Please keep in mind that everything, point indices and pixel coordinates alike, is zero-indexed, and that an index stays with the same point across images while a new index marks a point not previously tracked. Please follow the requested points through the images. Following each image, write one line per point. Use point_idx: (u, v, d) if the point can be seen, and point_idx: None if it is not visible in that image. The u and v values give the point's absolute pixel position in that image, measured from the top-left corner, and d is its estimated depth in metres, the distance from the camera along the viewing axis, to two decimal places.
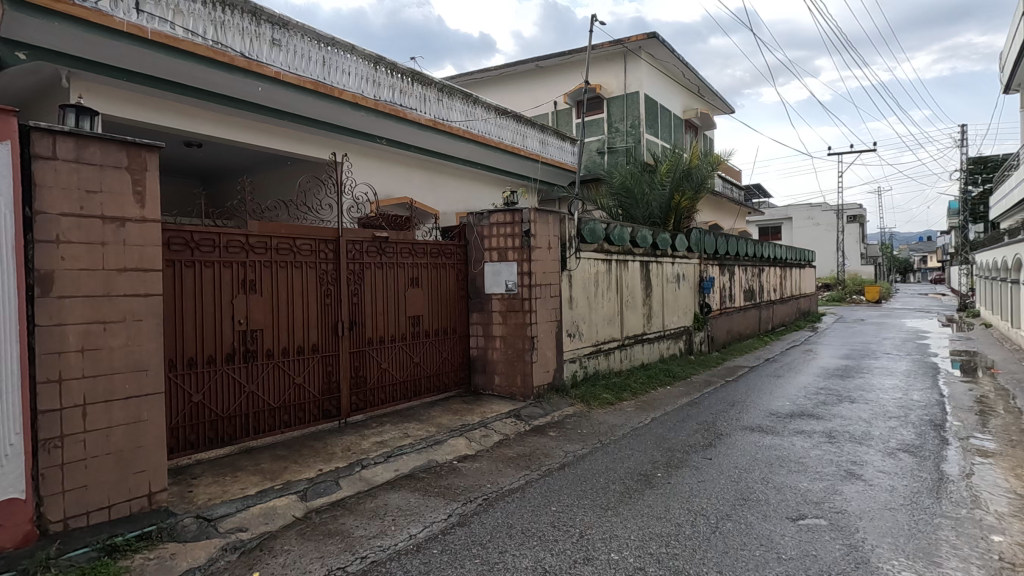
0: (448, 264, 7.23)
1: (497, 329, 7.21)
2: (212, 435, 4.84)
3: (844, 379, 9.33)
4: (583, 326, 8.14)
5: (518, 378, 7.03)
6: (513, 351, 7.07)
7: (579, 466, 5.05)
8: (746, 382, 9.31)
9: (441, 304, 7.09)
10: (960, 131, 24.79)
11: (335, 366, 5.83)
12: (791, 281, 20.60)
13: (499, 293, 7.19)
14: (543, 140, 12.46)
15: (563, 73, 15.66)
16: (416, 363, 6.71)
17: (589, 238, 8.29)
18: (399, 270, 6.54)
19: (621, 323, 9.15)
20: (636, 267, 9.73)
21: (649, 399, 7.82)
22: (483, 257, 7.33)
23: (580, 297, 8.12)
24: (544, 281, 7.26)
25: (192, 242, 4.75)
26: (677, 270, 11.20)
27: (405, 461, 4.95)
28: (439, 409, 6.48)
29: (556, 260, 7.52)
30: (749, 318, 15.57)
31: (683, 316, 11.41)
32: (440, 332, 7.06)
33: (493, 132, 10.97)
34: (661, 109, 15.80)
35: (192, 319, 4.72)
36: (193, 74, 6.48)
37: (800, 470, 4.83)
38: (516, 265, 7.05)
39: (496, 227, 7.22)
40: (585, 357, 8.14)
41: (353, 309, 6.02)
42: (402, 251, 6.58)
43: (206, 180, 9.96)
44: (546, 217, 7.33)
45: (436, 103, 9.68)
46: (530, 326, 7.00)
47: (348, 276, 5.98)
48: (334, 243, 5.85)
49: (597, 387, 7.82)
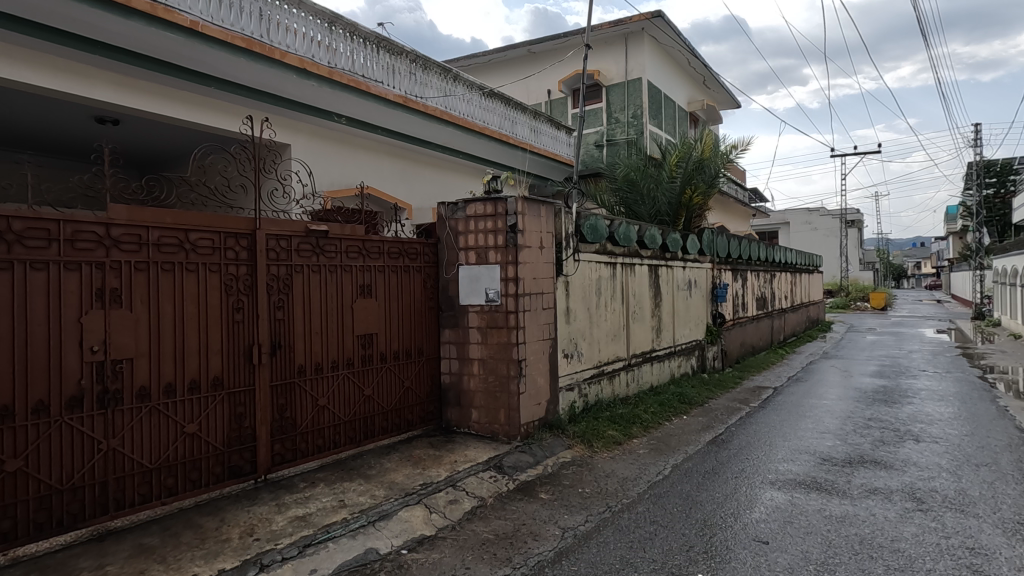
0: (413, 268, 5.69)
1: (474, 350, 5.69)
2: (41, 519, 3.29)
3: (890, 405, 7.87)
4: (583, 344, 6.65)
5: (501, 414, 5.54)
6: (495, 379, 5.59)
7: (583, 557, 3.51)
8: (775, 407, 7.84)
9: (404, 317, 5.56)
10: (974, 130, 23.54)
11: (250, 406, 4.29)
12: (801, 288, 19.26)
13: (477, 305, 5.67)
14: (534, 128, 10.99)
15: (557, 58, 14.23)
16: (369, 397, 5.18)
17: (591, 236, 6.81)
18: (344, 274, 5.00)
19: (627, 339, 7.67)
20: (644, 271, 8.26)
21: (664, 435, 6.32)
22: (457, 259, 5.81)
23: (580, 309, 6.63)
24: (535, 289, 5.75)
25: (10, 233, 3.20)
26: (688, 274, 9.74)
27: (329, 555, 3.40)
28: (395, 459, 4.92)
29: (550, 263, 6.02)
30: (762, 328, 14.12)
31: (695, 328, 9.94)
32: (402, 356, 5.52)
33: (476, 114, 9.48)
34: (666, 99, 14.43)
35: (8, 348, 3.19)
36: (76, 18, 4.94)
37: (905, 569, 3.31)
38: (499, 269, 5.56)
39: (474, 220, 5.71)
40: (586, 381, 6.64)
41: (276, 328, 4.48)
42: (351, 251, 5.06)
43: (84, 157, 8.30)
44: (538, 209, 5.84)
45: (408, 77, 8.19)
46: (517, 347, 5.49)
47: (270, 283, 4.45)
48: (248, 237, 4.32)
49: (600, 420, 6.30)
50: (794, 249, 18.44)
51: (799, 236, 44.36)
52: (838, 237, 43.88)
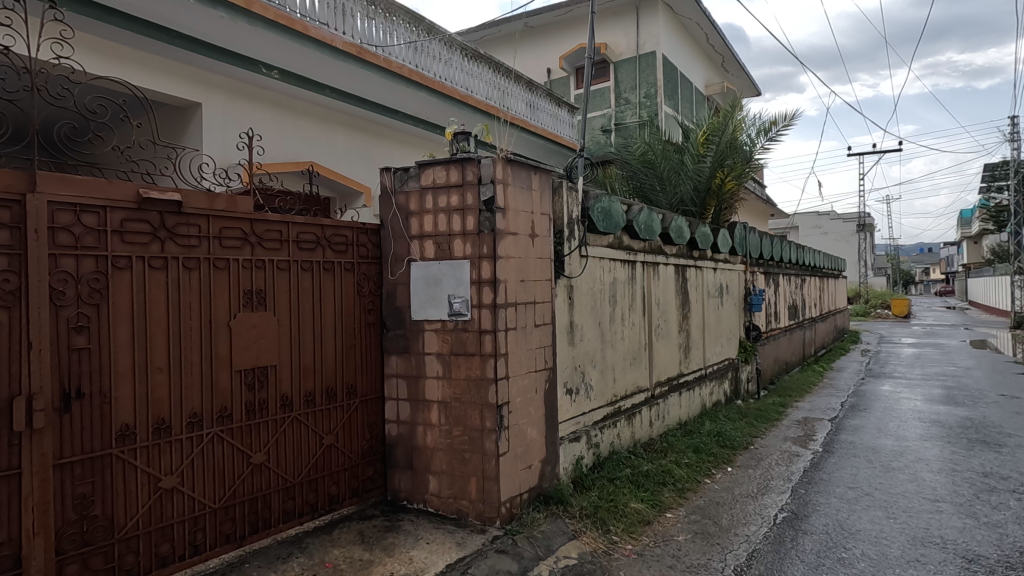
0: (340, 266, 3.79)
1: (433, 389, 3.83)
2: None
3: (998, 449, 5.95)
4: (592, 373, 4.79)
5: (471, 485, 3.70)
6: (462, 433, 3.73)
7: None
8: (844, 451, 5.94)
9: (324, 339, 3.69)
10: (1010, 125, 21.63)
11: (8, 507, 2.42)
12: (828, 295, 17.37)
13: (437, 321, 3.81)
14: (530, 103, 9.18)
15: (559, 33, 12.46)
16: (262, 467, 3.31)
17: (603, 224, 4.95)
18: (213, 274, 3.12)
19: (649, 363, 5.81)
20: (669, 273, 6.41)
21: (708, 505, 4.43)
22: (407, 252, 3.93)
23: (588, 324, 4.77)
24: (524, 296, 3.90)
25: None
26: (719, 278, 7.91)
27: None
28: (293, 571, 3.03)
29: (546, 259, 4.17)
30: (794, 341, 12.19)
31: (726, 344, 8.10)
32: (320, 398, 3.64)
33: (456, 79, 7.64)
34: (682, 79, 12.59)
35: None
36: None
37: None
38: (468, 267, 3.70)
39: (433, 194, 3.85)
40: (596, 424, 4.76)
41: (73, 364, 2.61)
42: (229, 234, 3.19)
43: None
44: (528, 179, 3.98)
45: (365, 24, 6.37)
46: (494, 385, 3.63)
47: (58, 285, 2.56)
48: (12, 207, 2.46)
49: (618, 484, 4.41)
50: (822, 253, 16.60)
51: (810, 241, 42.46)
52: (852, 241, 42.01)
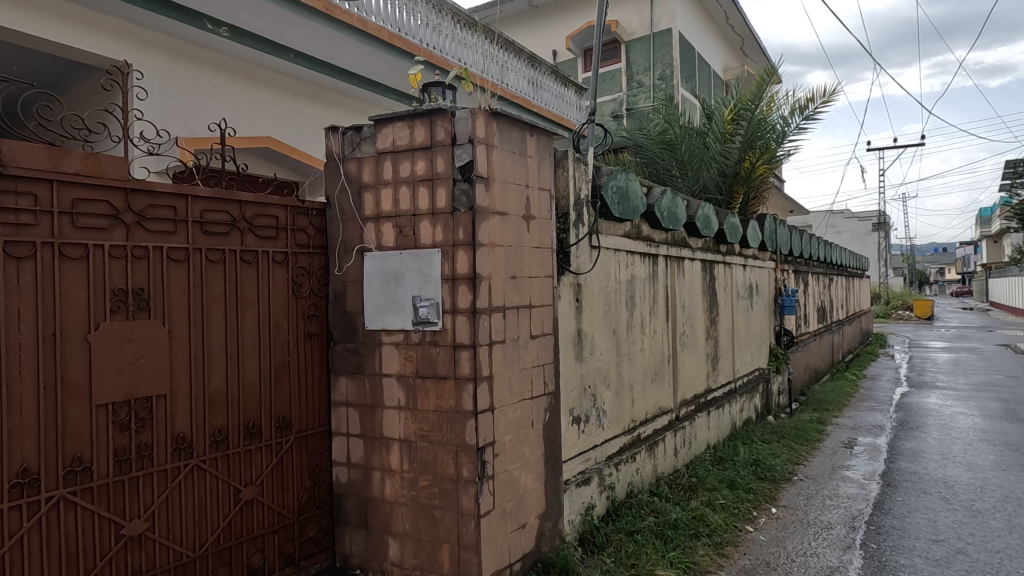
0: (267, 256, 2.82)
1: (393, 423, 2.86)
2: None
3: None
4: (605, 396, 3.80)
5: (442, 554, 2.73)
6: (430, 481, 2.76)
7: None
8: (910, 484, 4.91)
9: (244, 356, 2.72)
10: None
11: None
12: (855, 297, 16.21)
13: (398, 332, 2.84)
14: (531, 80, 8.20)
15: (566, 11, 11.48)
16: (142, 539, 2.35)
17: (618, 207, 3.96)
18: (63, 266, 2.16)
19: (674, 378, 4.81)
20: (695, 269, 5.39)
21: (756, 568, 3.41)
22: (360, 239, 2.96)
23: (600, 332, 3.78)
24: (516, 297, 2.92)
25: None
26: (748, 277, 6.88)
27: None
28: None
29: (545, 249, 3.19)
30: (823, 347, 11.10)
31: (756, 352, 7.07)
32: (236, 437, 2.67)
33: (446, 47, 6.66)
34: (699, 60, 11.54)
35: None
36: None
37: None
38: (438, 258, 2.73)
39: (392, 159, 2.87)
40: (609, 458, 3.78)
41: None
42: (87, 209, 2.22)
43: None
44: (520, 141, 2.99)
45: None
46: (473, 420, 2.65)
47: None
48: None
49: (640, 539, 3.42)
50: (848, 252, 15.46)
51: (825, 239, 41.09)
52: (869, 241, 40.57)
